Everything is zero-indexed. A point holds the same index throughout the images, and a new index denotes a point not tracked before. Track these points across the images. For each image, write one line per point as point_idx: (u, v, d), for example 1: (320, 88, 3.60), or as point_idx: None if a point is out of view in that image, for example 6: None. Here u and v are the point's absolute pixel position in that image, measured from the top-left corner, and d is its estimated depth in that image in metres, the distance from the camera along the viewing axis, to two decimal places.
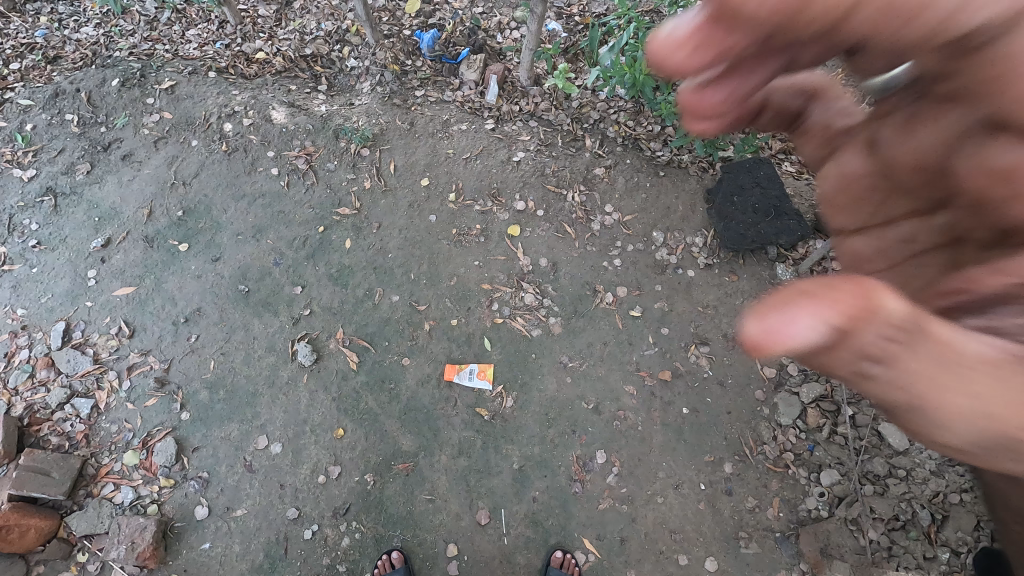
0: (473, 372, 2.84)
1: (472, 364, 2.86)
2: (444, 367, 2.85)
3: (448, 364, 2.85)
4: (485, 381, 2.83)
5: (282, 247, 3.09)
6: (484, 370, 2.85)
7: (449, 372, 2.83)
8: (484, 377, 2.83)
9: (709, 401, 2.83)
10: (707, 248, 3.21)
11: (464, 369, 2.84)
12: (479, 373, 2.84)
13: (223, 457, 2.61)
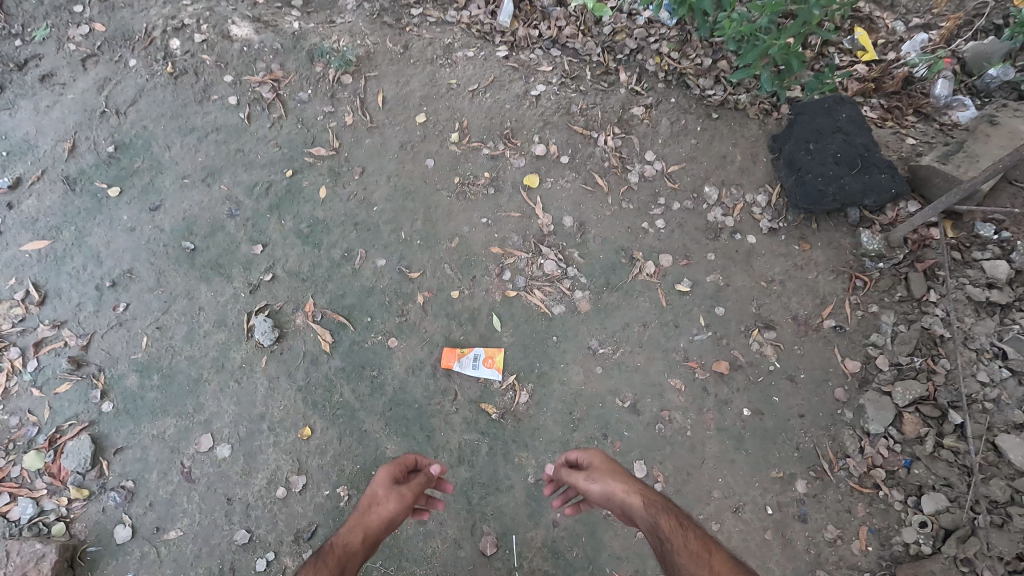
0: (477, 359, 2.23)
1: (478, 349, 2.24)
2: (443, 351, 2.25)
3: (447, 348, 2.25)
4: (494, 371, 2.22)
5: (239, 195, 2.44)
6: (491, 356, 2.24)
7: (447, 357, 2.23)
8: (492, 366, 2.23)
9: (776, 401, 2.23)
10: (771, 209, 2.57)
11: (467, 354, 2.23)
12: (486, 361, 2.23)
13: (154, 462, 2.03)
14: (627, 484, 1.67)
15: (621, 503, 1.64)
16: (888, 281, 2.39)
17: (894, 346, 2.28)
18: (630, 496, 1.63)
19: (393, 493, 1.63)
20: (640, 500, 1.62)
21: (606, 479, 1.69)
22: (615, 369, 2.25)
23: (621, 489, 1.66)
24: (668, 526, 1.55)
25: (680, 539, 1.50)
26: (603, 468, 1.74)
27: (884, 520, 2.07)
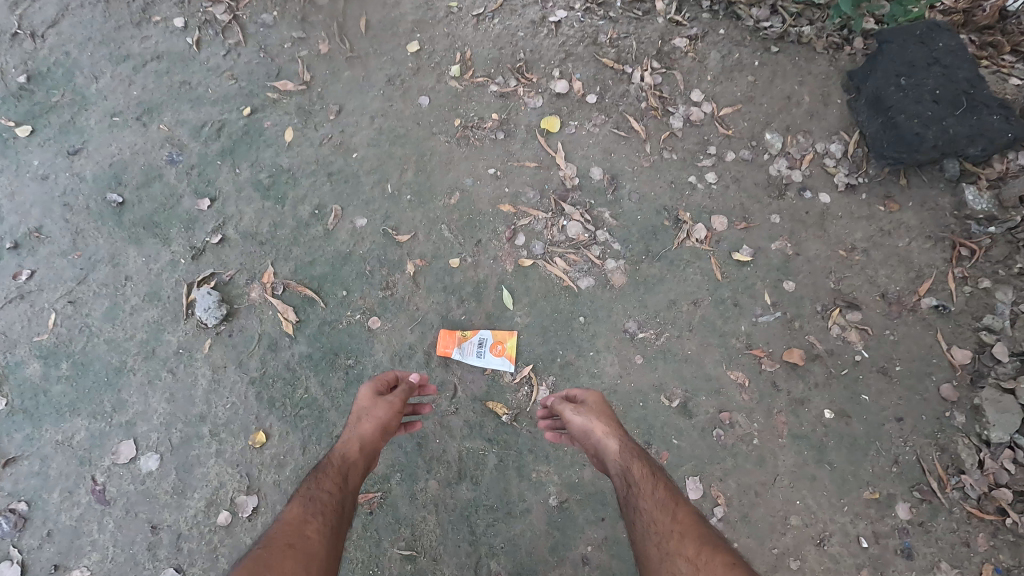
0: (483, 345, 1.73)
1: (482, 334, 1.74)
2: (439, 334, 1.75)
3: (444, 330, 1.75)
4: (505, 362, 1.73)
5: (183, 138, 1.93)
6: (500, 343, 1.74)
7: (445, 343, 1.74)
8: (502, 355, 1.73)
9: (865, 401, 1.74)
10: (848, 161, 2.06)
11: (470, 339, 1.74)
12: (494, 347, 1.73)
13: (58, 476, 1.55)
14: (613, 427, 1.45)
15: (598, 444, 1.44)
16: (1000, 249, 1.89)
17: (1015, 331, 1.78)
18: (612, 440, 1.42)
19: (382, 403, 1.46)
20: (622, 446, 1.42)
21: (588, 418, 1.46)
22: (659, 359, 1.76)
23: (605, 432, 1.44)
24: (645, 475, 1.36)
25: (656, 492, 1.33)
26: (594, 405, 1.51)
27: (1015, 557, 1.58)
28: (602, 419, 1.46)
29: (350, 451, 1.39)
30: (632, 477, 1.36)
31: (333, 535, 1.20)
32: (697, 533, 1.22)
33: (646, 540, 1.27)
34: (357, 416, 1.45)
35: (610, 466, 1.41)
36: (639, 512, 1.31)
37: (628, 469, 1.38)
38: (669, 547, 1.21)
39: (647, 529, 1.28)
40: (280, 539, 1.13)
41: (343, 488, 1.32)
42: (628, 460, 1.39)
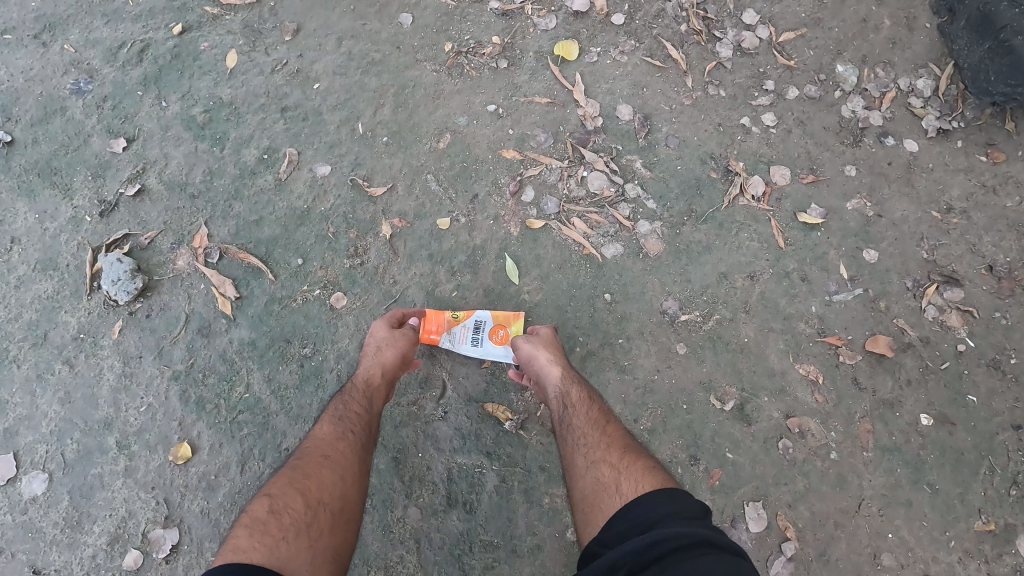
0: (479, 330, 1.29)
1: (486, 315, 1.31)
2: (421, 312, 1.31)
3: (428, 309, 1.30)
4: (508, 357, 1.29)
5: (92, 62, 1.50)
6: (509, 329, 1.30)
7: (427, 324, 1.28)
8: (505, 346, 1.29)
9: (973, 403, 1.35)
10: (941, 100, 1.64)
11: (461, 322, 1.29)
12: (494, 334, 1.29)
13: None
14: (559, 355, 1.20)
15: (538, 371, 1.19)
16: None
17: None
18: (555, 368, 1.18)
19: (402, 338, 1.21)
20: (563, 373, 1.18)
21: (532, 340, 1.22)
22: (707, 349, 1.37)
23: (550, 360, 1.19)
24: (583, 403, 1.14)
25: (589, 421, 1.11)
26: (545, 333, 1.25)
27: None
28: (551, 346, 1.21)
29: (373, 374, 1.17)
30: (569, 397, 1.15)
31: (368, 455, 1.09)
32: (628, 446, 1.07)
33: (571, 454, 1.09)
34: (376, 343, 1.20)
35: (546, 392, 1.18)
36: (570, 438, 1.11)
37: (568, 396, 1.15)
38: (594, 457, 1.05)
39: (573, 445, 1.09)
40: (312, 453, 1.04)
41: (371, 411, 1.14)
42: (565, 385, 1.16)
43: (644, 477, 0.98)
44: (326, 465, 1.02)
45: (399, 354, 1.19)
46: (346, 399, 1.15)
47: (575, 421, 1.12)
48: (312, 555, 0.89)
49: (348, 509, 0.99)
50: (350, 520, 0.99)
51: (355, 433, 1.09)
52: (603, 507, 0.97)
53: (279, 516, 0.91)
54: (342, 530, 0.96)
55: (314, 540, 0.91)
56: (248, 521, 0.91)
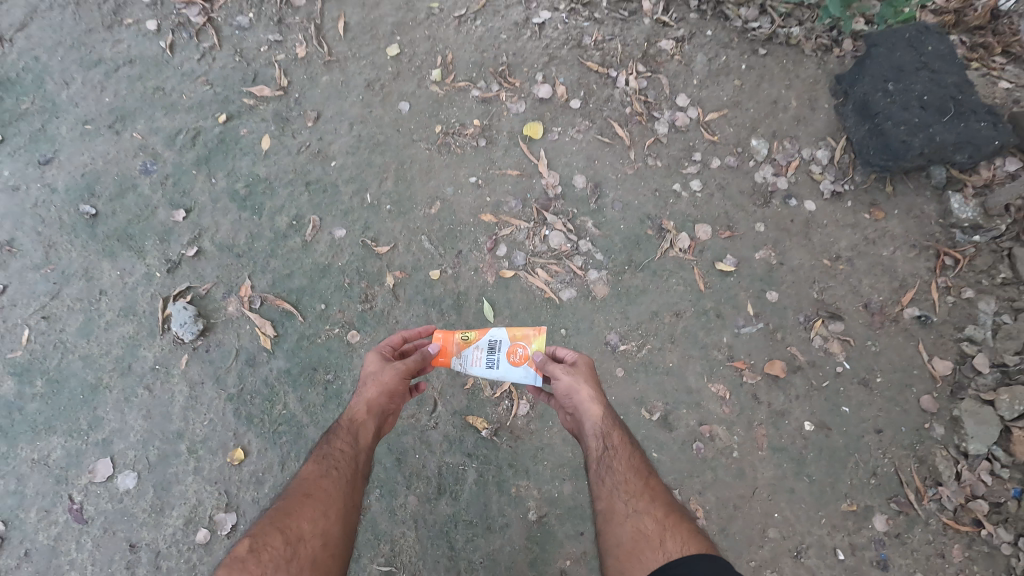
0: (497, 351, 1.42)
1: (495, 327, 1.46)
2: (442, 337, 1.46)
3: (448, 332, 1.46)
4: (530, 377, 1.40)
5: (156, 146, 1.89)
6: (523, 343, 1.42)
7: (447, 347, 1.45)
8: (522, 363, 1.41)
9: (846, 412, 1.75)
10: (835, 168, 2.04)
11: (479, 344, 1.43)
12: (510, 355, 1.41)
13: (34, 495, 1.55)
14: (598, 394, 1.34)
15: (583, 409, 1.33)
16: (984, 258, 1.88)
17: (996, 342, 1.78)
18: (597, 409, 1.32)
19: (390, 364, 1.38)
20: (603, 413, 1.33)
21: (572, 374, 1.34)
22: (640, 372, 1.76)
23: (592, 399, 1.33)
24: (622, 447, 1.31)
25: (627, 466, 1.28)
26: (581, 365, 1.37)
27: (986, 567, 1.61)
28: (589, 382, 1.35)
29: (357, 412, 1.34)
30: (611, 437, 1.32)
31: (350, 490, 1.24)
32: (660, 496, 1.25)
33: (612, 497, 1.25)
34: (368, 375, 1.38)
35: (588, 429, 1.32)
36: (611, 480, 1.26)
37: (610, 438, 1.31)
38: (637, 506, 1.21)
39: (613, 488, 1.25)
40: (298, 491, 1.20)
41: (355, 447, 1.30)
42: (605, 425, 1.32)
43: (687, 538, 1.16)
44: (308, 501, 1.18)
45: (385, 381, 1.36)
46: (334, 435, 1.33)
47: (614, 465, 1.29)
48: None
49: (327, 542, 1.14)
50: (331, 555, 1.13)
51: (337, 468, 1.26)
52: (646, 560, 1.12)
53: (259, 553, 1.07)
54: (321, 564, 1.10)
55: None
56: (230, 563, 1.06)
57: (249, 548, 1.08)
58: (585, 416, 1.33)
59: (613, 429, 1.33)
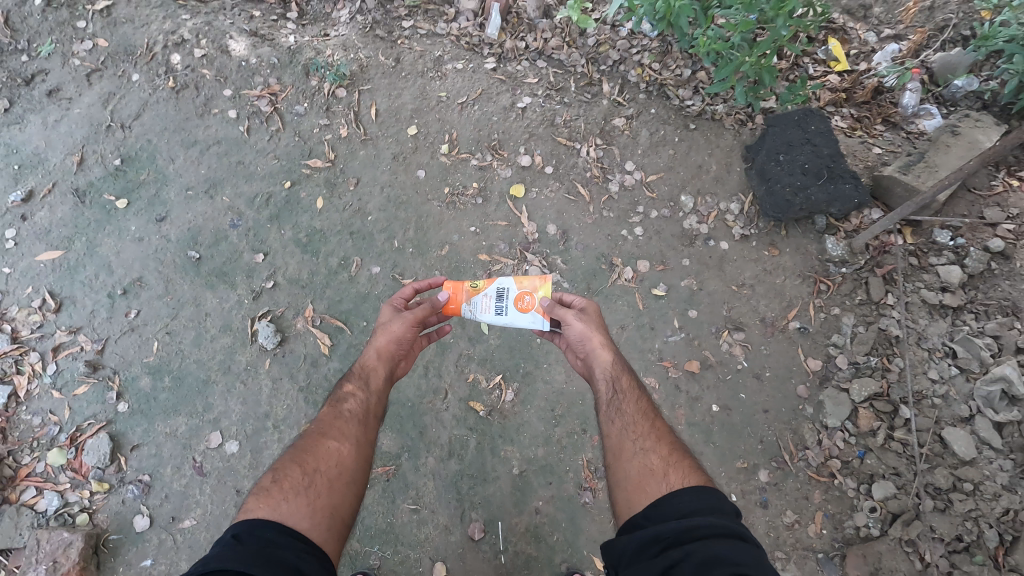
0: (506, 297, 1.94)
1: (505, 280, 1.96)
2: (463, 287, 1.99)
3: (468, 283, 1.99)
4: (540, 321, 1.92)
5: (241, 206, 2.58)
6: (530, 292, 1.92)
7: (467, 293, 1.97)
8: (531, 310, 1.92)
9: (743, 397, 2.42)
10: (744, 216, 2.72)
11: (494, 291, 1.95)
12: (517, 300, 1.93)
13: (168, 457, 2.20)
14: (609, 346, 1.85)
15: (600, 357, 1.83)
16: (849, 285, 2.58)
17: (853, 346, 2.48)
18: (610, 357, 1.83)
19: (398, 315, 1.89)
20: (614, 363, 1.83)
21: (588, 326, 1.86)
22: None
23: (603, 347, 1.84)
24: (629, 391, 1.80)
25: (634, 407, 1.75)
26: (595, 321, 1.89)
27: (839, 506, 2.27)
28: (600, 333, 1.86)
29: (365, 363, 1.83)
30: (620, 384, 1.80)
31: (354, 432, 1.67)
32: (662, 436, 1.68)
33: (626, 430, 1.70)
34: (380, 329, 1.89)
35: (602, 372, 1.82)
36: (623, 418, 1.73)
37: (621, 384, 1.80)
38: (646, 444, 1.65)
39: (626, 424, 1.71)
40: (314, 437, 1.62)
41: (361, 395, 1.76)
42: (614, 369, 1.82)
43: (686, 473, 1.54)
44: (323, 441, 1.60)
45: (393, 331, 1.87)
46: (346, 387, 1.79)
47: (626, 406, 1.75)
48: (308, 507, 1.43)
49: (340, 472, 1.55)
50: (340, 483, 1.53)
51: (348, 412, 1.71)
52: (651, 486, 1.53)
53: (281, 483, 1.47)
54: (332, 490, 1.50)
55: (309, 496, 1.46)
56: (263, 488, 1.48)
57: (275, 478, 1.49)
58: (603, 364, 1.83)
59: (623, 376, 1.82)
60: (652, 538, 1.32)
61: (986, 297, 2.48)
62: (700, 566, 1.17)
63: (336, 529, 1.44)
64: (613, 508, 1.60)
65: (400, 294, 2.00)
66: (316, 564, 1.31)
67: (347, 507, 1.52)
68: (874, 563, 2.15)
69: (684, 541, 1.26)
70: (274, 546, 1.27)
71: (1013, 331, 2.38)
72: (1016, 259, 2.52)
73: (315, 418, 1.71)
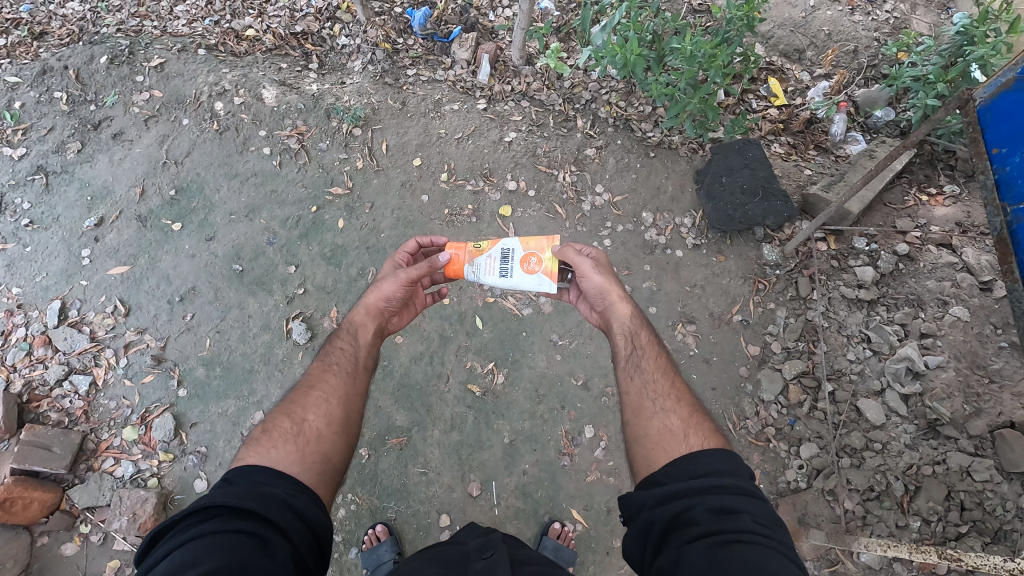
0: (512, 259, 2.10)
1: (512, 242, 2.11)
2: (466, 249, 2.16)
3: (471, 245, 2.15)
4: (544, 281, 2.10)
5: (276, 227, 3.11)
6: (537, 254, 2.09)
7: (471, 255, 2.14)
8: (537, 271, 2.09)
9: (695, 377, 2.94)
10: (695, 229, 3.25)
11: (499, 253, 2.11)
12: (522, 263, 2.10)
13: (220, 432, 2.67)
14: (625, 299, 2.11)
15: (618, 307, 2.09)
16: (782, 284, 3.11)
17: (784, 334, 3.00)
18: (627, 308, 2.09)
19: (393, 273, 2.09)
20: (631, 315, 2.08)
21: (603, 279, 2.11)
22: (571, 356, 2.90)
23: (621, 300, 2.10)
24: (647, 344, 2.03)
25: (650, 366, 1.96)
26: (609, 275, 2.14)
27: (773, 464, 2.75)
28: (617, 286, 2.12)
29: (357, 318, 2.04)
30: (638, 340, 2.03)
31: (342, 382, 1.85)
32: (680, 399, 1.88)
33: (646, 381, 1.93)
34: (376, 284, 2.11)
35: (622, 326, 2.06)
36: (642, 372, 1.94)
37: (635, 336, 2.04)
38: (668, 407, 1.83)
39: (646, 380, 1.93)
40: (305, 391, 1.81)
41: (353, 348, 1.97)
42: (630, 321, 2.07)
43: (709, 439, 1.73)
44: (311, 395, 1.78)
45: (385, 290, 2.07)
46: (337, 343, 1.98)
47: (646, 364, 1.97)
48: (299, 454, 1.60)
49: (329, 421, 1.73)
50: (331, 430, 1.71)
51: (336, 366, 1.90)
52: (672, 447, 1.70)
53: (269, 434, 1.65)
54: (323, 436, 1.69)
55: (299, 444, 1.63)
56: (254, 438, 1.65)
57: (266, 431, 1.66)
58: (620, 313, 2.08)
59: (638, 330, 2.05)
60: (671, 494, 1.48)
61: (896, 292, 2.98)
62: (714, 516, 1.37)
63: (326, 471, 1.62)
64: (631, 463, 1.77)
65: (403, 251, 2.22)
66: (308, 500, 1.48)
67: (337, 452, 1.69)
68: (801, 509, 2.61)
69: (701, 496, 1.44)
70: (265, 485, 1.44)
71: (917, 319, 2.87)
72: (920, 261, 3.03)
73: (305, 371, 1.90)
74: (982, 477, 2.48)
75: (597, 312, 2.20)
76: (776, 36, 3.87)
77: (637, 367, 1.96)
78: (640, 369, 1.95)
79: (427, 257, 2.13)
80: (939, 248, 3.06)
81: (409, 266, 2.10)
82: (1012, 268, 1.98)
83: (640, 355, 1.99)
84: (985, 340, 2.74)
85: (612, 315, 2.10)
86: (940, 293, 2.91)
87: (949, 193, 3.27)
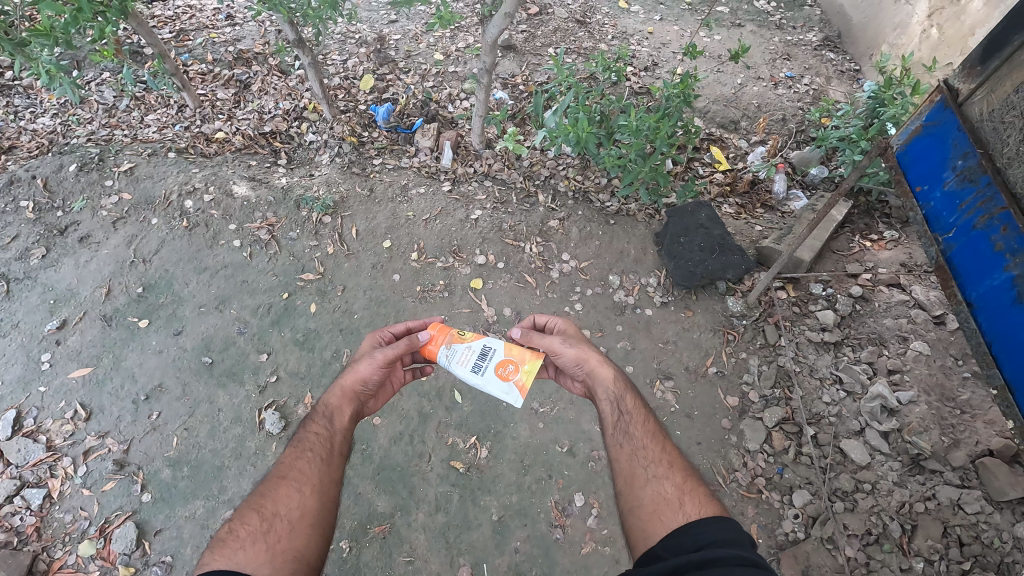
0: (490, 358, 2.06)
1: (496, 343, 2.09)
2: (444, 334, 2.11)
3: (456, 329, 2.13)
4: (513, 393, 2.01)
5: (246, 316, 3.09)
6: (515, 364, 2.04)
7: (449, 336, 2.10)
8: (509, 380, 2.02)
9: (679, 434, 2.93)
10: (661, 288, 3.37)
11: (479, 346, 2.08)
12: (497, 366, 2.05)
13: (188, 537, 2.48)
14: (604, 361, 2.11)
15: (598, 372, 2.08)
16: (750, 333, 3.21)
17: (760, 382, 3.05)
18: (609, 371, 2.09)
19: (369, 354, 2.03)
20: (612, 377, 2.08)
21: (578, 350, 2.12)
22: (554, 422, 2.87)
23: (602, 364, 2.10)
24: (634, 405, 2.01)
25: (637, 431, 1.94)
26: (582, 344, 2.16)
27: (769, 517, 2.68)
28: (597, 352, 2.13)
29: (332, 401, 1.97)
30: (624, 404, 2.01)
31: (316, 468, 1.77)
32: (671, 463, 1.85)
33: (636, 447, 1.90)
34: (353, 363, 2.06)
35: (606, 393, 2.04)
36: (632, 438, 1.92)
37: (620, 398, 2.03)
38: (661, 474, 1.81)
39: (637, 445, 1.90)
40: (276, 481, 1.71)
41: (331, 431, 1.89)
42: (614, 384, 2.06)
43: (703, 503, 1.70)
44: (283, 486, 1.69)
45: (361, 371, 2.01)
46: (310, 428, 1.89)
47: (635, 428, 1.95)
48: (271, 554, 1.50)
49: (303, 514, 1.64)
50: (307, 524, 1.63)
51: (310, 452, 1.81)
52: (668, 515, 1.67)
53: (237, 534, 1.55)
54: (298, 530, 1.60)
55: (271, 542, 1.54)
56: (220, 540, 1.55)
57: (234, 531, 1.56)
58: (602, 377, 2.08)
59: (619, 391, 2.05)
60: (671, 569, 1.41)
61: (858, 332, 3.10)
62: None
63: (300, 570, 1.51)
64: (627, 535, 1.72)
65: (383, 333, 2.19)
66: None
67: (311, 550, 1.59)
68: (804, 562, 2.50)
69: (703, 569, 1.37)
70: None
71: (882, 357, 2.97)
72: (875, 301, 3.18)
73: (276, 459, 1.80)
74: (973, 509, 2.47)
75: (580, 381, 2.19)
76: (711, 110, 4.24)
77: (626, 432, 1.94)
78: (628, 434, 1.93)
79: (406, 337, 2.10)
80: (890, 288, 3.23)
81: (387, 347, 2.05)
82: (955, 291, 2.12)
83: (628, 419, 1.97)
84: (949, 372, 2.84)
85: (595, 379, 2.09)
86: (898, 330, 3.03)
87: (889, 238, 3.50)
